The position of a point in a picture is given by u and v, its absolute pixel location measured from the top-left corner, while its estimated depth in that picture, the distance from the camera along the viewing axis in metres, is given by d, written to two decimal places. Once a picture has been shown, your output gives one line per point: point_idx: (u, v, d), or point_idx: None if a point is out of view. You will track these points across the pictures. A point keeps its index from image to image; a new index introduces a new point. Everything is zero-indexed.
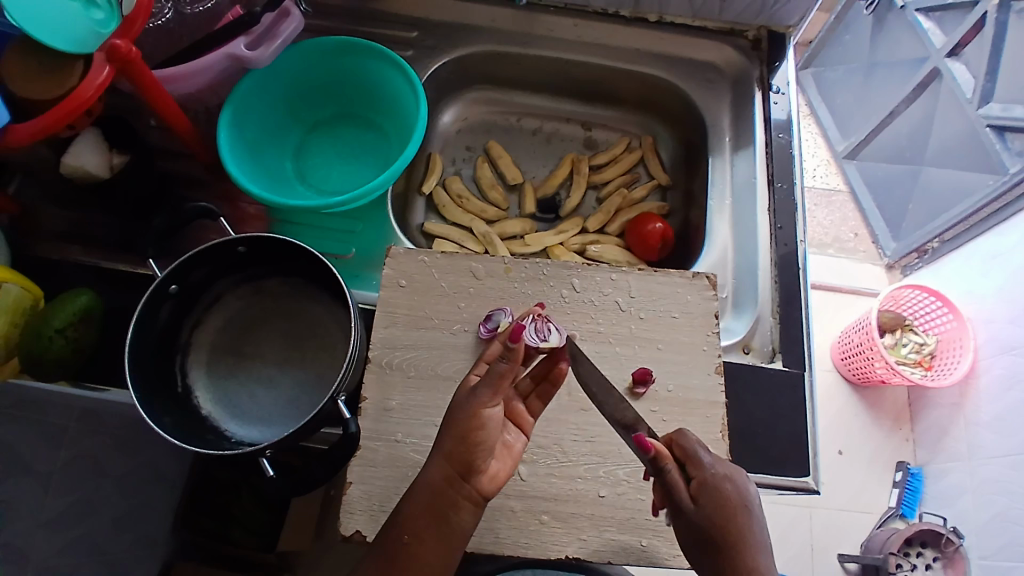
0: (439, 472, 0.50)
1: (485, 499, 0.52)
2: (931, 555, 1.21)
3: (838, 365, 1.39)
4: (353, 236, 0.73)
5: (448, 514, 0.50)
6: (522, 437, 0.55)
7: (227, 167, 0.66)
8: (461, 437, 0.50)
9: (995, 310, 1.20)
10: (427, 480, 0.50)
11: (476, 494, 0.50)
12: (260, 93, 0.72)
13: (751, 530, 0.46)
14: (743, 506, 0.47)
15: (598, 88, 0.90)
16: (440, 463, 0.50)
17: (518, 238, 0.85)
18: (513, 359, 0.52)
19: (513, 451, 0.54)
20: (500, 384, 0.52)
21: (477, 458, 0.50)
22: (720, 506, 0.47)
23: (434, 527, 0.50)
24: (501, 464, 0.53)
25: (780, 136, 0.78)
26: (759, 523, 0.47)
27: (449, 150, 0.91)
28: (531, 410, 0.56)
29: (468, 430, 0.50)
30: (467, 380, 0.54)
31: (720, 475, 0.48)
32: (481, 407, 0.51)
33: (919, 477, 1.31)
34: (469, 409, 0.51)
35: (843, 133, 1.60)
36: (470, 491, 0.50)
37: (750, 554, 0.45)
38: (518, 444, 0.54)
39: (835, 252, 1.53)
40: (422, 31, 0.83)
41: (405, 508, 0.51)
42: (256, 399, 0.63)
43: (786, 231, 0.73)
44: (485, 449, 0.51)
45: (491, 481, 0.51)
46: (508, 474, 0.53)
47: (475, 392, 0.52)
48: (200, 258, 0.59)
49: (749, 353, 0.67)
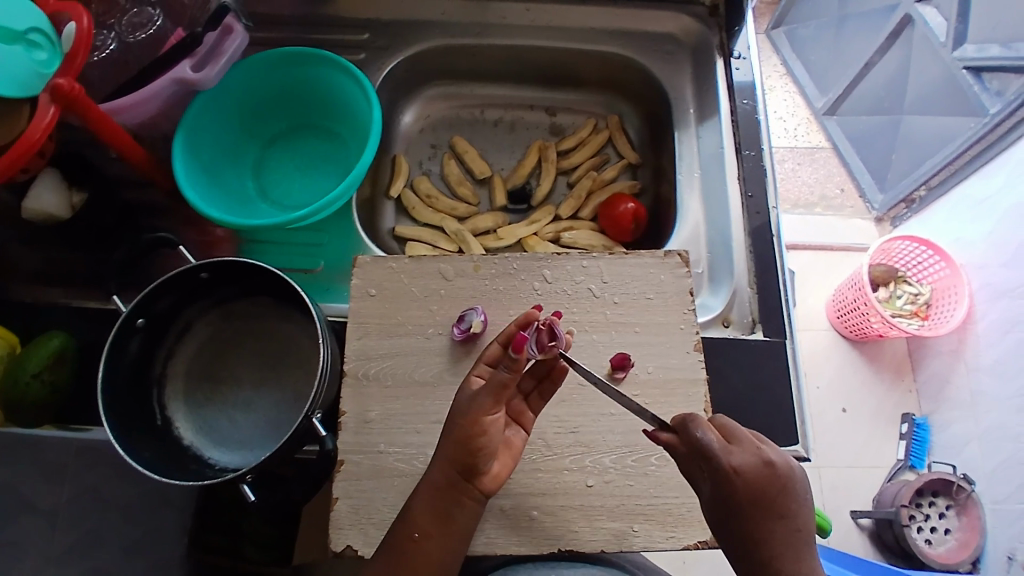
0: (440, 474, 0.51)
1: (488, 497, 0.53)
2: (944, 504, 1.20)
3: (834, 323, 1.38)
4: (320, 248, 0.72)
5: (452, 511, 0.51)
6: (525, 430, 0.56)
7: (184, 193, 0.65)
8: (460, 443, 0.51)
9: (984, 252, 1.17)
10: (429, 483, 0.51)
11: (476, 490, 0.52)
12: (212, 113, 0.71)
13: (768, 519, 0.43)
14: (752, 500, 0.44)
15: (558, 71, 0.88)
16: (441, 464, 0.51)
17: (491, 233, 0.84)
18: (516, 369, 0.51)
19: (513, 448, 0.54)
20: (502, 392, 0.51)
21: (479, 461, 0.51)
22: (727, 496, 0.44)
23: (441, 525, 0.51)
24: (502, 464, 0.54)
25: (745, 102, 0.77)
26: (777, 511, 0.44)
27: (414, 150, 0.90)
28: (531, 407, 0.56)
29: (469, 438, 0.50)
30: (469, 383, 0.53)
31: (724, 468, 0.44)
32: (481, 415, 0.51)
33: (925, 427, 1.30)
34: (468, 416, 0.51)
35: (821, 89, 1.57)
36: (472, 491, 0.51)
37: (768, 543, 0.43)
38: (518, 440, 0.55)
39: (822, 211, 1.51)
40: (373, 31, 0.82)
41: (412, 506, 0.52)
42: (236, 423, 0.63)
43: (757, 199, 0.72)
44: (486, 452, 0.51)
45: (494, 480, 0.53)
46: (509, 474, 0.54)
47: (476, 399, 0.51)
48: (163, 288, 0.59)
49: (729, 326, 0.67)
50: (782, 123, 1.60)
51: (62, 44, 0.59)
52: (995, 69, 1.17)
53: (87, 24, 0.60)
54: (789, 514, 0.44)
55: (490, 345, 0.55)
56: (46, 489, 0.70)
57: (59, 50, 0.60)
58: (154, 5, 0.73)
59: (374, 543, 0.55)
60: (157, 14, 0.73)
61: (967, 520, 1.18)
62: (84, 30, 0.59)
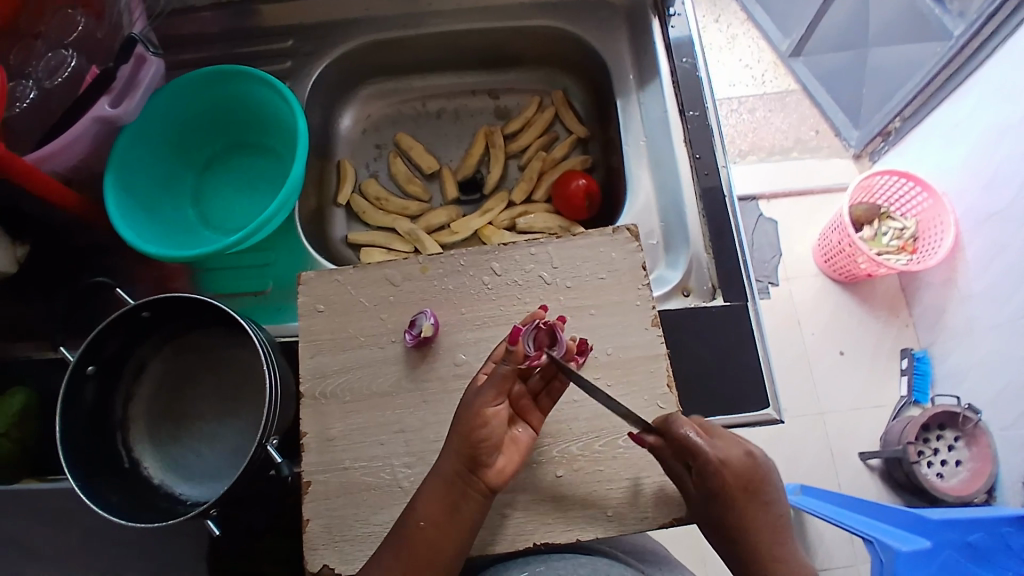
0: (449, 466, 0.51)
1: (493, 493, 0.52)
2: (952, 436, 1.17)
3: (823, 267, 1.34)
4: (269, 268, 0.71)
5: (457, 505, 0.51)
6: (532, 429, 0.55)
7: (120, 231, 0.63)
8: (464, 435, 0.51)
9: (965, 177, 1.14)
10: (438, 474, 0.51)
11: (479, 483, 0.51)
12: (141, 146, 0.69)
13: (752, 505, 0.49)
14: (741, 488, 0.49)
15: (494, 52, 0.85)
16: (450, 456, 0.51)
17: (446, 228, 0.83)
18: (513, 360, 0.52)
19: (519, 444, 0.54)
20: (504, 385, 0.52)
21: (483, 453, 0.51)
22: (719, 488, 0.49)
23: (445, 519, 0.50)
24: (507, 459, 0.53)
25: (684, 61, 0.74)
26: (757, 497, 0.49)
27: (359, 153, 0.88)
28: (540, 405, 0.55)
29: (471, 429, 0.51)
30: (475, 378, 0.54)
31: (716, 460, 0.49)
32: (484, 407, 0.51)
33: (925, 361, 1.26)
34: (472, 408, 0.51)
35: (784, 31, 1.49)
36: (476, 485, 0.51)
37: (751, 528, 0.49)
38: (524, 438, 0.54)
39: (799, 155, 1.45)
40: (297, 38, 0.79)
41: (420, 497, 0.52)
42: (203, 456, 0.62)
43: (706, 160, 0.70)
44: (489, 443, 0.51)
45: (498, 475, 0.52)
46: (514, 470, 0.53)
47: (480, 392, 0.52)
48: (110, 332, 0.58)
49: (688, 295, 0.66)
50: (748, 70, 1.53)
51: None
52: None
53: (2, 79, 0.58)
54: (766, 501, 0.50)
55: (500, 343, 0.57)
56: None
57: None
58: (69, 47, 0.69)
59: (350, 559, 0.55)
60: (70, 54, 0.69)
61: (978, 450, 1.14)
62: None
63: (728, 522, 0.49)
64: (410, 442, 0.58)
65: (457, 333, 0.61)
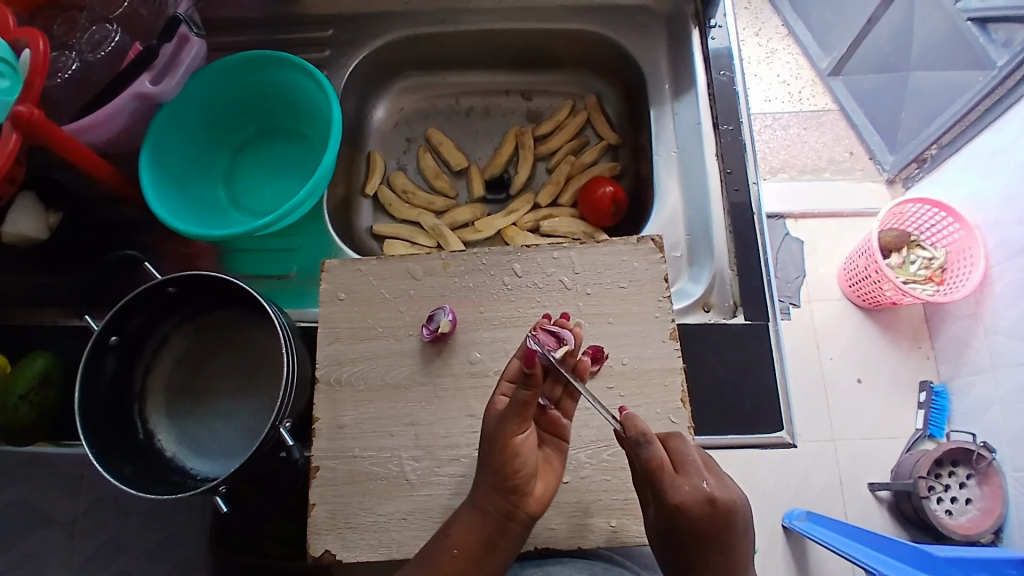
0: (489, 502, 0.50)
1: (533, 519, 0.52)
2: (964, 473, 1.14)
3: (846, 292, 1.31)
4: (293, 253, 0.72)
5: (498, 538, 0.50)
6: (561, 444, 0.54)
7: (153, 207, 0.65)
8: (497, 470, 0.50)
9: (999, 209, 1.10)
10: (473, 506, 0.51)
11: (521, 514, 0.50)
12: (177, 125, 0.71)
13: (708, 560, 0.44)
14: (693, 538, 0.44)
15: (531, 54, 0.86)
16: (488, 491, 0.50)
17: (469, 226, 0.83)
18: (534, 386, 0.49)
19: (553, 464, 0.53)
20: (528, 411, 0.49)
21: (520, 484, 0.50)
22: (672, 530, 0.45)
23: (487, 552, 0.50)
24: (544, 482, 0.53)
25: (721, 74, 0.73)
26: (714, 553, 0.44)
27: (389, 145, 0.88)
28: (566, 413, 0.54)
29: (505, 462, 0.49)
30: (494, 402, 0.51)
31: (670, 505, 0.45)
32: (512, 437, 0.49)
33: (944, 396, 1.23)
34: (499, 442, 0.49)
35: (825, 48, 1.47)
36: (519, 515, 0.50)
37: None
38: (557, 456, 0.54)
39: (830, 176, 1.42)
40: (336, 27, 0.80)
41: (453, 525, 0.51)
42: (217, 434, 0.64)
43: (736, 175, 0.69)
44: (526, 473, 0.50)
45: (538, 502, 0.52)
46: (552, 492, 0.53)
47: (503, 421, 0.50)
48: (133, 307, 0.59)
49: (709, 311, 0.65)
50: (785, 86, 1.50)
51: (19, 70, 0.59)
52: (1000, 19, 1.13)
53: (43, 48, 0.59)
54: (731, 556, 0.44)
55: (510, 362, 0.53)
56: (63, 502, 0.72)
57: (19, 78, 0.59)
58: (112, 22, 0.71)
59: (351, 546, 0.55)
60: (115, 29, 0.71)
61: (989, 489, 1.12)
62: (40, 54, 0.59)
63: (680, 564, 0.46)
64: (420, 435, 0.58)
65: (474, 331, 0.61)
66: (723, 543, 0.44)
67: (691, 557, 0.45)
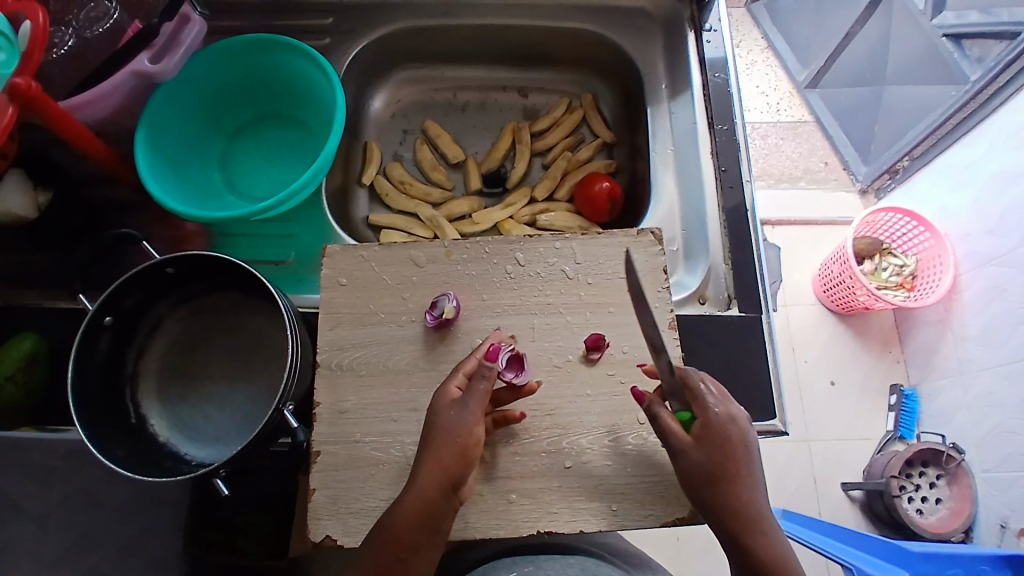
0: (433, 485, 0.49)
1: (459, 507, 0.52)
2: (934, 474, 1.18)
3: (820, 297, 1.35)
4: (292, 240, 0.72)
5: (436, 523, 0.49)
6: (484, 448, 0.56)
7: (149, 188, 0.64)
8: (451, 452, 0.50)
9: (967, 217, 1.16)
10: (421, 489, 0.49)
11: (459, 499, 0.51)
12: (174, 106, 0.70)
13: (749, 468, 0.50)
14: (739, 448, 0.50)
15: (529, 51, 0.87)
16: (433, 473, 0.49)
17: (466, 218, 0.84)
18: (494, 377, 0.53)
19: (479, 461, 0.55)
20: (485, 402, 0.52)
21: (466, 471, 0.50)
22: (721, 445, 0.50)
23: (425, 538, 0.48)
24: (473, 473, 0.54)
25: (716, 76, 0.75)
26: (753, 464, 0.50)
27: (387, 137, 0.89)
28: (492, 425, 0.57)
29: (461, 446, 0.50)
30: (448, 391, 0.52)
31: (722, 416, 0.50)
32: (470, 426, 0.51)
33: (914, 398, 1.27)
34: (459, 427, 0.50)
35: (802, 62, 1.51)
36: (455, 500, 0.50)
37: (743, 489, 0.49)
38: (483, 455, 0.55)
39: (806, 185, 1.47)
40: (336, 16, 0.80)
41: (392, 514, 0.49)
42: (211, 419, 0.62)
43: (731, 174, 0.71)
44: (472, 464, 0.51)
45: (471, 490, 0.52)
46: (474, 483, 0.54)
47: (465, 409, 0.51)
48: (129, 286, 0.58)
49: (704, 303, 0.67)
50: (764, 98, 1.54)
51: (17, 43, 0.57)
52: (975, 35, 1.17)
53: (43, 22, 0.57)
54: (761, 475, 0.50)
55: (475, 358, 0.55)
56: None
57: (16, 50, 0.57)
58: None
59: (353, 532, 0.55)
60: (114, 6, 0.70)
61: (958, 489, 1.16)
62: (39, 29, 0.57)
63: (722, 478, 0.49)
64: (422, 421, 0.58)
65: (477, 318, 0.61)
66: (755, 460, 0.50)
67: (734, 469, 0.49)
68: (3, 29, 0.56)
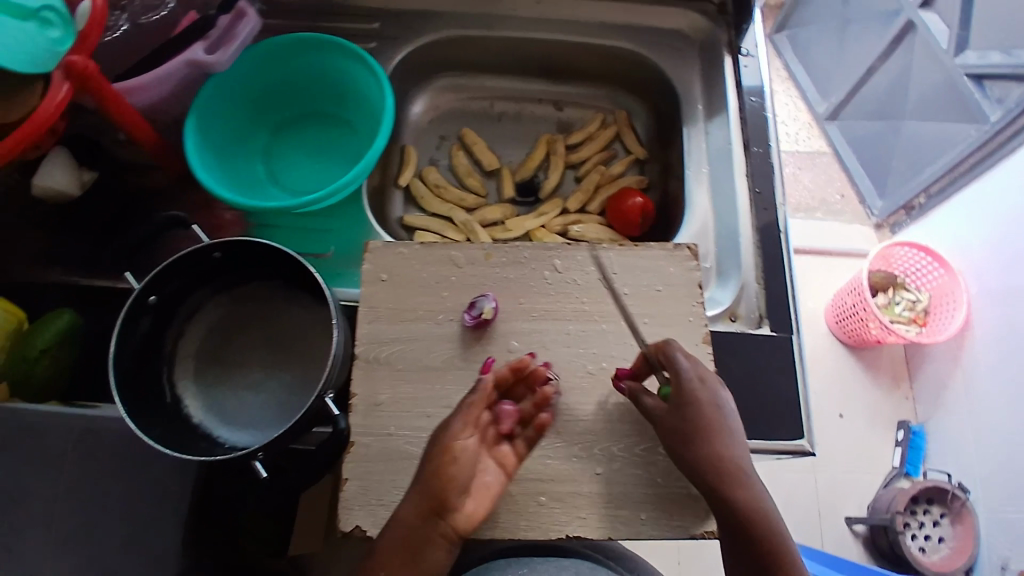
0: (410, 509, 0.49)
1: (460, 539, 0.50)
2: (938, 512, 1.18)
3: (832, 327, 1.34)
4: (331, 234, 0.73)
5: (420, 550, 0.48)
6: (501, 477, 0.53)
7: (196, 174, 0.65)
8: (429, 475, 0.50)
9: (980, 256, 1.18)
10: (400, 515, 0.49)
11: (447, 529, 0.49)
12: (225, 97, 0.72)
13: (722, 432, 0.53)
14: (710, 414, 0.53)
15: (568, 66, 0.89)
16: (410, 500, 0.49)
17: (498, 225, 0.85)
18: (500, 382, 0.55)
19: (489, 491, 0.52)
20: (469, 414, 0.52)
21: (449, 494, 0.49)
22: (694, 413, 0.53)
23: (408, 559, 0.48)
24: (476, 504, 0.51)
25: (753, 100, 0.77)
26: (725, 427, 0.53)
27: (424, 142, 0.91)
28: (516, 453, 0.54)
29: (438, 466, 0.50)
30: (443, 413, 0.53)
31: (692, 381, 0.54)
32: (451, 442, 0.51)
33: (920, 436, 1.27)
34: (439, 444, 0.51)
35: (823, 94, 1.56)
36: (443, 527, 0.49)
37: (719, 445, 0.52)
38: (496, 484, 0.53)
39: (822, 216, 1.48)
40: (384, 21, 0.82)
41: (390, 523, 0.50)
42: (245, 405, 0.63)
43: (765, 196, 0.73)
44: (454, 487, 0.50)
45: (467, 520, 0.50)
46: (482, 515, 0.51)
47: (449, 424, 0.52)
48: (176, 268, 0.59)
49: (735, 320, 0.68)
50: (784, 127, 1.58)
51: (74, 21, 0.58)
52: (996, 76, 1.18)
53: (102, 3, 0.59)
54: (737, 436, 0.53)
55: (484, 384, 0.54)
56: None
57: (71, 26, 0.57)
58: None
59: (383, 525, 0.55)
60: None
61: (962, 529, 1.16)
62: (97, 10, 0.59)
63: (694, 439, 0.53)
64: None
65: (514, 321, 0.62)
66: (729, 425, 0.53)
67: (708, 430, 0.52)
68: (58, 6, 0.56)
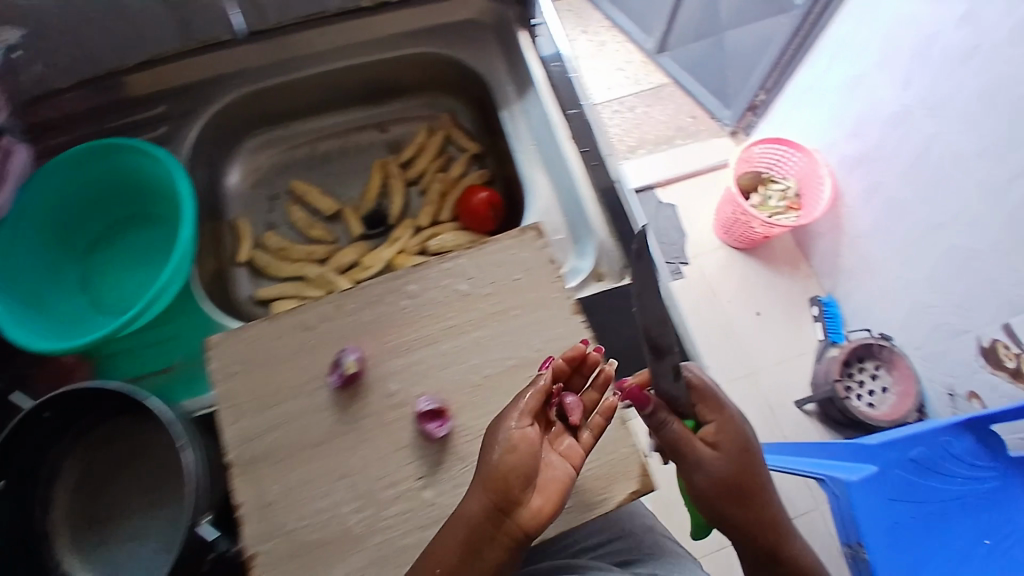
0: (475, 505, 0.47)
1: (527, 539, 0.47)
2: (873, 365, 1.23)
3: (724, 239, 1.40)
4: (175, 341, 0.67)
5: (479, 549, 0.46)
6: (570, 470, 0.50)
7: (11, 337, 0.59)
8: (489, 470, 0.47)
9: (830, 133, 1.24)
10: (464, 511, 0.47)
11: (511, 525, 0.47)
12: (10, 240, 0.64)
13: (762, 474, 0.54)
14: (750, 452, 0.53)
15: (377, 85, 0.86)
16: (475, 495, 0.47)
17: (357, 265, 0.81)
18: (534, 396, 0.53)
19: (563, 484, 0.48)
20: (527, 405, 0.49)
21: (513, 486, 0.47)
22: (736, 450, 0.53)
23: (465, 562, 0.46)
24: (545, 499, 0.48)
25: (554, 65, 0.76)
26: (756, 462, 0.54)
27: (254, 207, 0.85)
28: (583, 444, 0.51)
29: (499, 455, 0.47)
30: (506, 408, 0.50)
31: (733, 421, 0.54)
32: (513, 433, 0.48)
33: (833, 304, 1.35)
34: (501, 435, 0.48)
35: (646, 30, 1.59)
36: (506, 525, 0.47)
37: (762, 498, 0.53)
38: (565, 475, 0.49)
39: (681, 142, 1.52)
40: (160, 99, 0.75)
41: (434, 540, 0.48)
42: (135, 553, 0.61)
43: (593, 151, 0.72)
44: (518, 481, 0.47)
45: (531, 516, 0.47)
46: (553, 511, 0.47)
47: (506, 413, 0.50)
48: (7, 445, 0.56)
49: (601, 280, 0.68)
50: (622, 72, 1.62)
51: None
52: None
53: None
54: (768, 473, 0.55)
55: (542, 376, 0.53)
56: None
57: None
58: None
59: None
60: None
61: (900, 373, 1.19)
62: None
63: (744, 491, 0.52)
64: (356, 485, 0.55)
65: (385, 363, 0.59)
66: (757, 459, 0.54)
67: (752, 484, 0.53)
68: None
